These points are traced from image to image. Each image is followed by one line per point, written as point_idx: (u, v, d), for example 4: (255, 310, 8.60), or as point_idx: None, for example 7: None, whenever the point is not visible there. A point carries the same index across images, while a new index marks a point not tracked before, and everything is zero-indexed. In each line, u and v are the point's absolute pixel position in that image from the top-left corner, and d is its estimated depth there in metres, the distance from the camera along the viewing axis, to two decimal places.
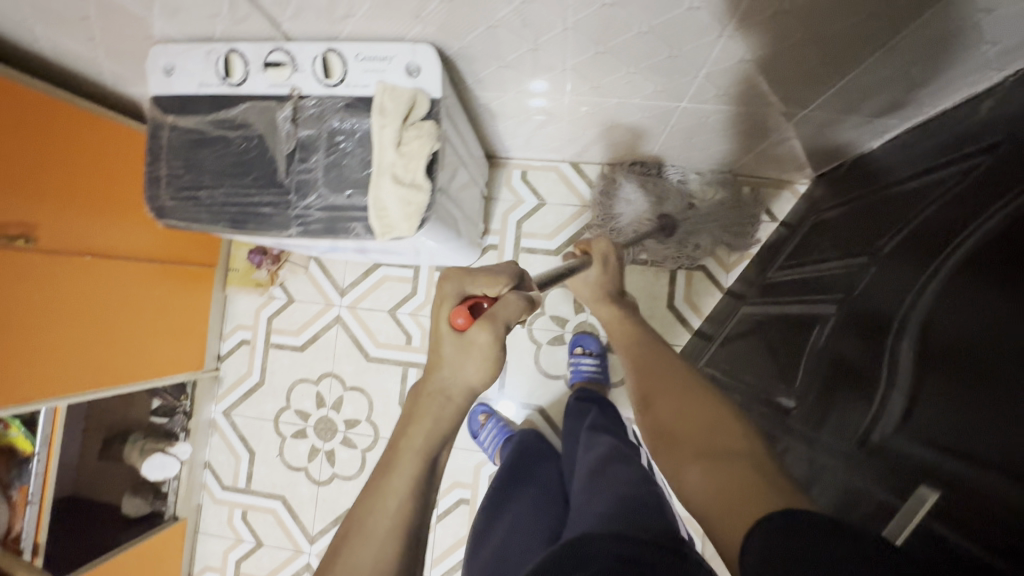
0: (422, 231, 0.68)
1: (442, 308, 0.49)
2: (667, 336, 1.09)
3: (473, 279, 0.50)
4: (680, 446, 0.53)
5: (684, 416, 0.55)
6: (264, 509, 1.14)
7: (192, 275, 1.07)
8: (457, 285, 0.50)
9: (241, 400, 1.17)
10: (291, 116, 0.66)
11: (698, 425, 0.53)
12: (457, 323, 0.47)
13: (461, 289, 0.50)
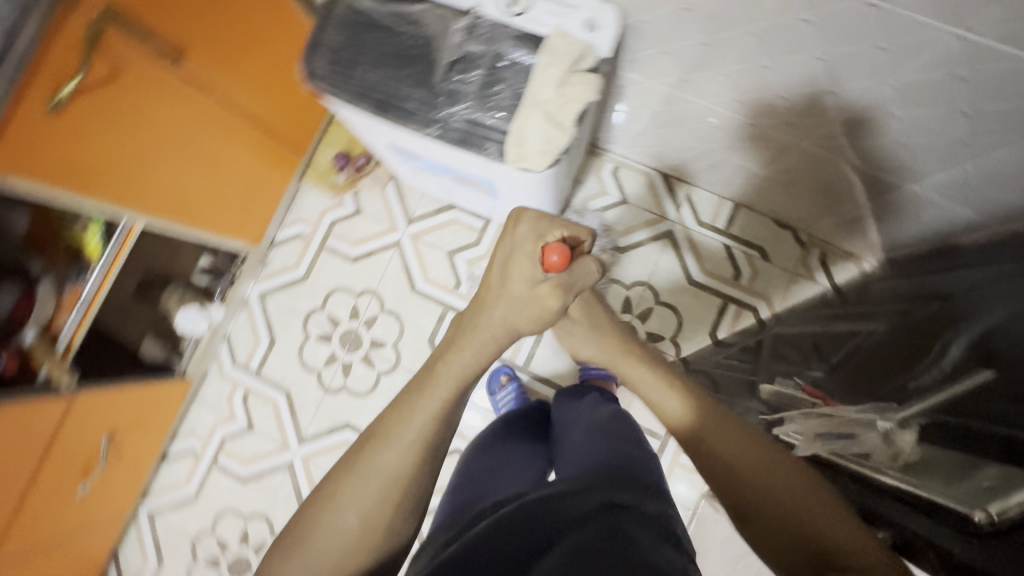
0: (546, 172, 0.71)
1: (532, 245, 0.59)
2: (687, 341, 1.12)
3: (554, 228, 0.60)
4: (753, 516, 0.49)
5: (775, 499, 0.48)
6: (267, 398, 1.16)
7: (282, 156, 1.09)
8: (542, 230, 0.60)
9: (280, 288, 1.19)
10: (465, 28, 0.70)
11: (804, 512, 0.46)
12: (550, 258, 0.57)
13: (541, 234, 0.59)
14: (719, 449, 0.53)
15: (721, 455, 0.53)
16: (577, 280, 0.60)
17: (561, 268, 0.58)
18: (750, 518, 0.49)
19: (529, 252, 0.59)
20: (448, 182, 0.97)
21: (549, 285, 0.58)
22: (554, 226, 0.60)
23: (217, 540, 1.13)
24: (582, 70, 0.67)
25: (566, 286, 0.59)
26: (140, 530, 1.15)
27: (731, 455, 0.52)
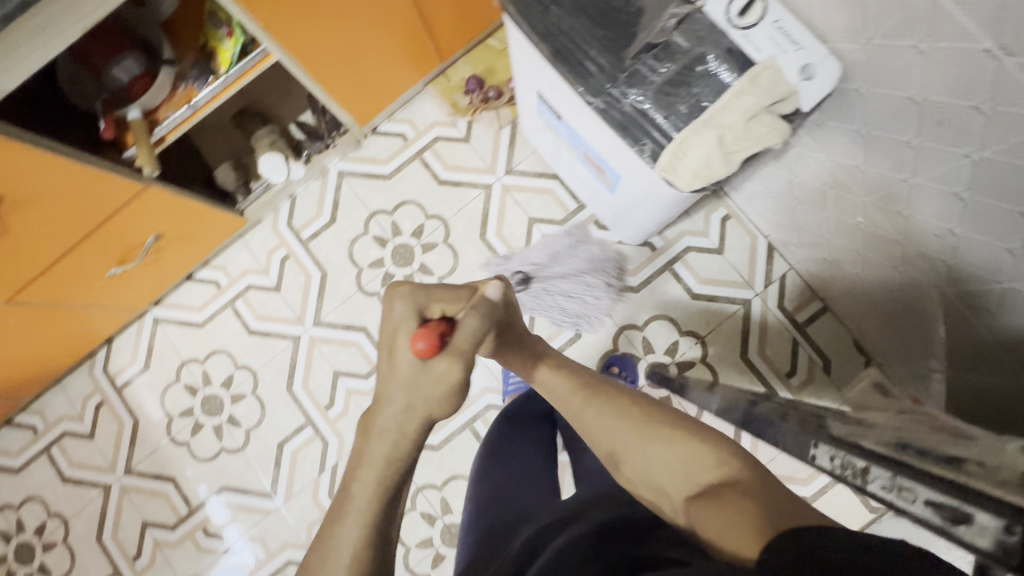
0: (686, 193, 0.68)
1: (403, 333, 0.49)
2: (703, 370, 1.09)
3: (433, 298, 0.50)
4: (657, 479, 0.51)
5: (672, 459, 0.51)
6: (304, 269, 1.16)
7: (426, 53, 1.06)
8: (417, 305, 0.50)
9: (360, 174, 1.17)
10: (681, 16, 0.65)
11: (696, 464, 0.49)
12: (418, 347, 0.46)
13: (421, 309, 0.50)
14: (598, 426, 0.57)
15: (603, 434, 0.57)
16: (463, 347, 0.49)
17: (436, 349, 0.47)
18: (650, 483, 0.51)
19: (405, 337, 0.48)
20: (570, 156, 0.93)
21: (435, 365, 0.47)
22: (433, 296, 0.51)
23: (203, 373, 1.16)
24: (774, 113, 0.62)
25: (459, 355, 0.48)
26: (140, 330, 1.18)
27: (615, 425, 0.56)
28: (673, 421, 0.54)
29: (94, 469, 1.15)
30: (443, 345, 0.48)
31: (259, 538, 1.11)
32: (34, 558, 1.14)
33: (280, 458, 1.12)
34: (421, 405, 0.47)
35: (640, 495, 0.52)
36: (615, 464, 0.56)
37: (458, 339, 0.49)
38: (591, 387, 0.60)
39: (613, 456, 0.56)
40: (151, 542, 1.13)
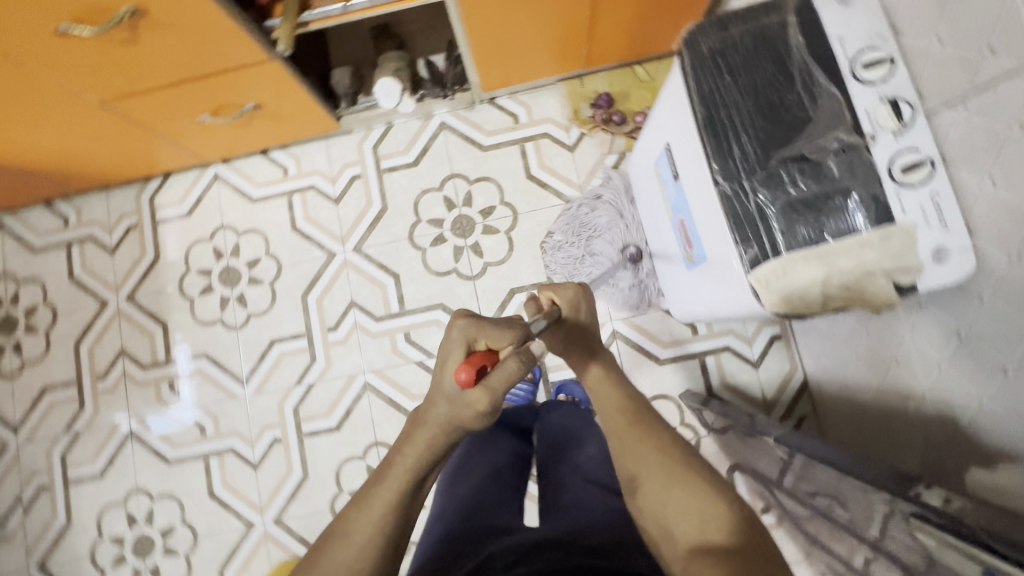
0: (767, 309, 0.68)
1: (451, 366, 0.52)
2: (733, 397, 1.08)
3: (481, 329, 0.53)
4: (667, 523, 0.48)
5: (691, 507, 0.48)
6: (368, 195, 1.16)
7: (576, 53, 1.05)
8: (467, 332, 0.53)
9: (460, 134, 1.16)
10: (845, 144, 0.61)
11: (710, 518, 0.46)
12: (460, 377, 0.50)
13: (468, 338, 0.53)
14: (630, 450, 0.54)
15: (632, 460, 0.53)
16: (502, 381, 0.50)
17: (475, 377, 0.50)
18: (658, 521, 0.49)
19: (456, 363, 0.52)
20: (663, 217, 0.91)
21: (472, 393, 0.50)
22: (484, 330, 0.54)
23: (235, 243, 1.17)
24: (890, 280, 0.60)
25: (495, 390, 0.50)
26: (198, 178, 1.19)
27: (652, 457, 0.52)
28: (695, 465, 0.51)
29: (101, 282, 1.18)
30: (483, 377, 0.50)
31: (214, 415, 1.12)
32: (13, 335, 1.18)
33: (267, 353, 1.13)
34: (466, 407, 0.50)
35: (644, 529, 0.51)
36: (631, 488, 0.53)
37: (496, 374, 0.50)
38: (637, 415, 0.57)
39: (631, 479, 0.53)
40: (120, 371, 1.15)
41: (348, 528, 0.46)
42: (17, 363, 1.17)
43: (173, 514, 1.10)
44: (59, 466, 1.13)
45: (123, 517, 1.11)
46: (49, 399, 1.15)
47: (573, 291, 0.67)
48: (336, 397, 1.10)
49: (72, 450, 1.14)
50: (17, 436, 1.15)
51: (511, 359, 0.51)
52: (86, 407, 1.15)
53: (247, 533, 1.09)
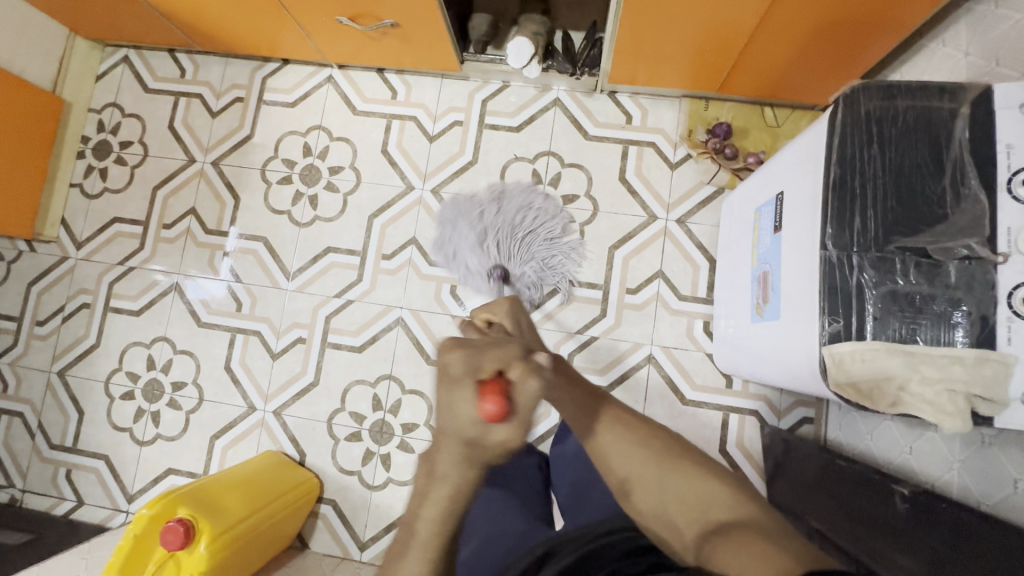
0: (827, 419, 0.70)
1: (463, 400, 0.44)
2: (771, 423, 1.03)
3: (488, 357, 0.45)
4: (666, 512, 0.53)
5: (687, 493, 0.53)
6: (462, 144, 1.16)
7: (716, 76, 1.02)
8: (475, 366, 0.45)
9: (570, 116, 1.14)
10: (971, 255, 0.58)
11: (710, 501, 0.52)
12: (487, 410, 0.42)
13: (479, 373, 0.44)
14: (614, 454, 0.59)
15: (619, 463, 0.58)
16: (529, 404, 0.44)
17: (505, 408, 0.43)
18: (657, 514, 0.53)
19: (473, 404, 0.43)
20: (745, 265, 0.88)
21: (502, 428, 0.43)
22: (491, 356, 0.46)
23: (324, 146, 1.19)
24: (970, 408, 0.57)
25: (527, 410, 0.44)
26: (313, 75, 1.21)
27: (637, 454, 0.58)
28: (686, 457, 0.58)
29: (195, 139, 1.23)
30: (510, 408, 0.43)
31: (253, 296, 1.17)
32: (105, 160, 1.24)
33: (320, 258, 1.16)
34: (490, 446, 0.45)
35: (646, 527, 0.54)
36: (625, 490, 0.57)
37: (525, 401, 0.44)
38: (611, 415, 0.64)
39: (624, 482, 0.57)
40: (185, 227, 1.20)
41: None
42: (99, 186, 1.24)
43: (188, 371, 1.16)
44: (105, 292, 1.20)
45: (144, 358, 1.17)
46: (116, 229, 1.22)
47: (504, 307, 0.76)
48: (368, 320, 1.13)
49: (120, 282, 1.20)
50: (78, 252, 1.22)
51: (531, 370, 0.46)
52: (145, 248, 1.21)
53: (247, 413, 1.13)
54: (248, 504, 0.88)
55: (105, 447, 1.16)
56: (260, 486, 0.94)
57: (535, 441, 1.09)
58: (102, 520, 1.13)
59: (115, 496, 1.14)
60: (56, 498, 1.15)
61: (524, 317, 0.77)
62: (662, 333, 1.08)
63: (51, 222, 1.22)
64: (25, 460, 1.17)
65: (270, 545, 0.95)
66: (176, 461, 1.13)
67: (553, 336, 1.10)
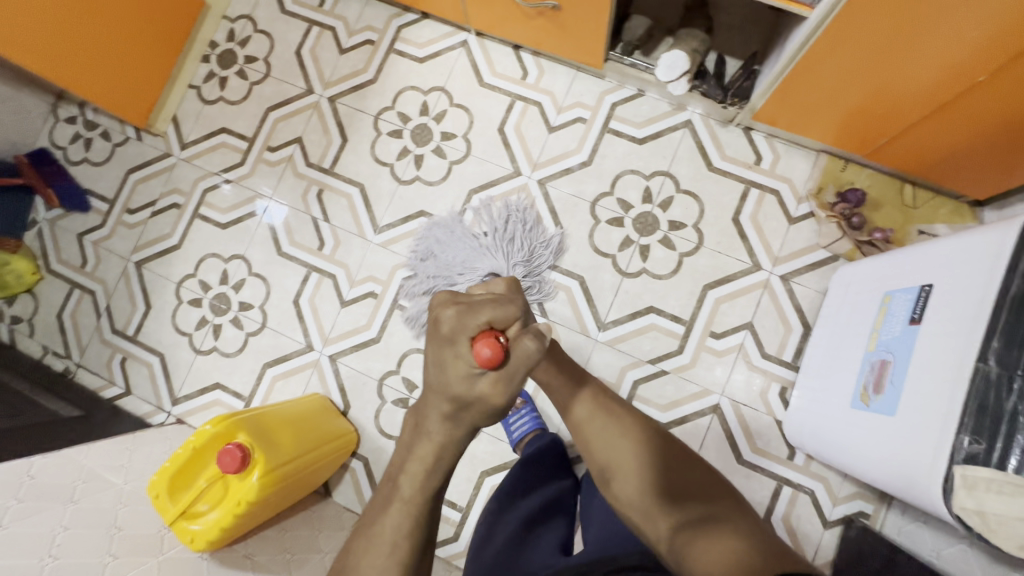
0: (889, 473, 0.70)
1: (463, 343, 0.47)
2: (829, 517, 0.98)
3: (479, 312, 0.47)
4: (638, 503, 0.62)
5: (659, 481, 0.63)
6: (580, 141, 1.12)
7: (869, 142, 0.96)
8: (466, 319, 0.48)
9: (699, 144, 1.09)
10: None
11: (706, 502, 0.61)
12: (482, 355, 0.45)
13: (470, 324, 0.47)
14: (597, 442, 0.66)
15: (603, 451, 0.66)
16: (518, 361, 0.46)
17: (499, 355, 0.45)
18: (635, 507, 0.62)
19: (462, 353, 0.47)
20: (856, 346, 0.84)
21: (495, 373, 0.46)
22: (481, 311, 0.48)
23: (442, 109, 1.17)
24: None
25: (520, 362, 0.46)
26: (449, 36, 1.19)
27: (617, 440, 0.66)
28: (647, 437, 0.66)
29: (317, 72, 1.22)
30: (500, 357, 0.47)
31: (337, 239, 1.16)
32: (228, 70, 1.25)
33: (411, 219, 1.14)
34: (481, 386, 0.47)
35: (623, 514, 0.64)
36: (607, 477, 0.65)
37: (515, 353, 0.46)
38: (600, 403, 0.69)
39: (606, 469, 0.65)
40: (289, 154, 1.20)
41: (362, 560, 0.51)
42: (216, 94, 1.24)
43: (257, 295, 1.16)
44: (197, 197, 1.21)
45: (218, 271, 1.18)
46: (221, 139, 1.23)
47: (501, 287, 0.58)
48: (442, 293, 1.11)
49: (213, 192, 1.21)
50: (181, 152, 1.23)
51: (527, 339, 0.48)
52: (245, 165, 1.21)
53: (303, 351, 1.14)
54: (297, 445, 0.88)
55: (161, 346, 1.18)
56: (308, 430, 0.94)
57: (576, 457, 1.06)
58: (144, 414, 1.16)
59: (161, 395, 1.17)
60: (106, 380, 1.18)
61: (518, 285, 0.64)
62: (735, 386, 1.03)
63: (163, 117, 1.24)
64: (87, 336, 1.20)
65: (300, 491, 0.94)
66: (225, 377, 1.15)
67: (623, 358, 1.06)
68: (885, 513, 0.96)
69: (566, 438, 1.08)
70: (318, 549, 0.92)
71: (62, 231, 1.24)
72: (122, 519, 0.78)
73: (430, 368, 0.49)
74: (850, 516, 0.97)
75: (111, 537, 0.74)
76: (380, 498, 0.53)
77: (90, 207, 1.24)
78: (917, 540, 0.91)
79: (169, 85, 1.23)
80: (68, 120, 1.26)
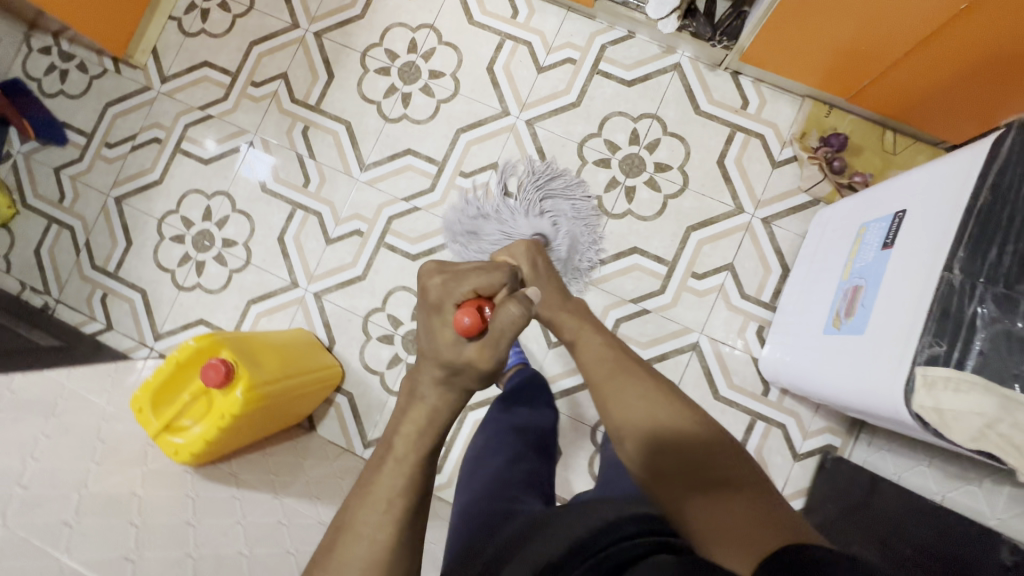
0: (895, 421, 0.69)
1: (449, 313, 0.50)
2: (799, 451, 1.02)
3: (463, 281, 0.52)
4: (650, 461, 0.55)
5: (672, 444, 0.55)
6: (569, 82, 1.12)
7: (855, 83, 0.97)
8: (447, 289, 0.52)
9: (688, 88, 1.10)
10: None
11: (714, 469, 0.52)
12: (461, 321, 0.48)
13: (455, 292, 0.51)
14: (612, 403, 0.61)
15: (617, 407, 0.60)
16: (497, 329, 0.48)
17: (474, 325, 0.48)
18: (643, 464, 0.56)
19: (449, 321, 0.50)
20: (831, 276, 0.86)
21: (475, 340, 0.48)
22: (466, 280, 0.52)
23: (431, 47, 1.15)
24: None
25: (501, 330, 0.48)
26: None
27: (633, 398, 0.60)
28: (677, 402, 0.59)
29: (303, 5, 1.19)
30: (484, 321, 0.48)
31: (323, 177, 1.15)
32: (210, 2, 1.21)
33: (398, 157, 1.13)
34: (467, 367, 0.49)
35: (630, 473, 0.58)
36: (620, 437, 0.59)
37: (499, 318, 0.48)
38: (619, 361, 0.66)
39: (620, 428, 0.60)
40: (273, 89, 1.18)
41: (353, 522, 0.47)
42: (197, 26, 1.21)
43: (241, 231, 1.15)
44: (179, 132, 1.19)
45: (201, 207, 1.17)
46: (203, 73, 1.20)
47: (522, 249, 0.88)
48: (429, 232, 1.11)
49: (196, 126, 1.18)
50: (162, 85, 1.20)
51: (512, 307, 0.49)
52: (228, 100, 1.18)
53: (289, 287, 1.13)
54: (281, 368, 0.88)
55: (143, 282, 1.17)
56: (293, 357, 0.94)
57: (557, 393, 1.09)
58: (126, 349, 1.15)
59: (143, 330, 1.16)
60: (87, 316, 1.17)
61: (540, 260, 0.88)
62: (714, 325, 1.06)
63: (144, 48, 1.20)
64: (66, 272, 1.19)
65: (282, 418, 0.95)
66: (209, 313, 1.15)
67: (606, 296, 1.07)
68: (854, 443, 1.00)
69: (549, 375, 1.10)
70: (302, 473, 0.93)
71: (38, 165, 1.21)
72: (104, 434, 0.78)
73: (424, 337, 0.52)
74: (819, 448, 1.02)
75: (94, 448, 0.74)
76: (372, 459, 0.51)
77: (66, 140, 1.21)
78: (878, 457, 0.95)
79: (148, 15, 1.19)
80: (42, 51, 1.22)
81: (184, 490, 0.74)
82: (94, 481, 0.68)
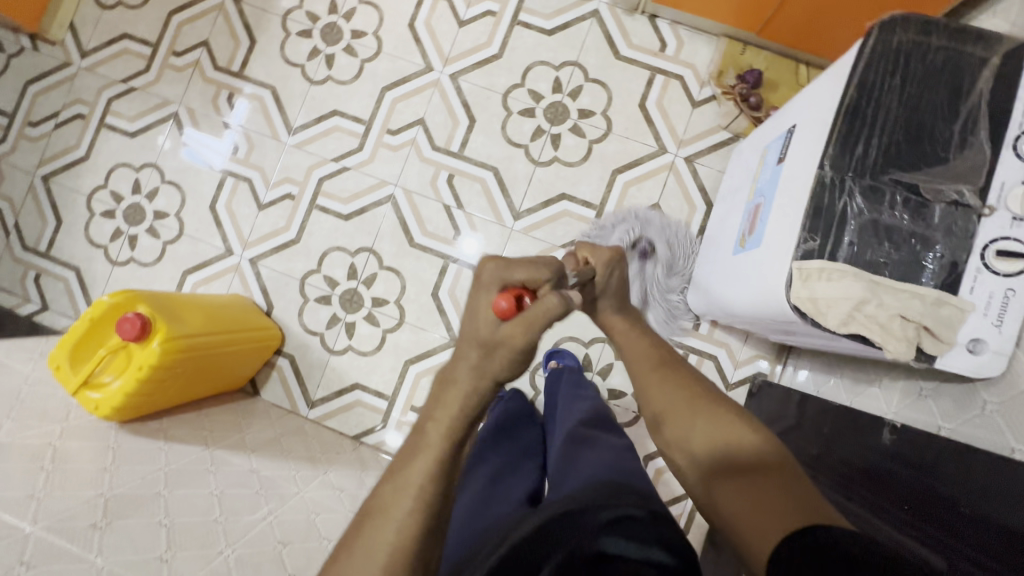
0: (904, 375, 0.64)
1: (488, 295, 0.47)
2: (730, 380, 1.05)
3: (514, 266, 0.49)
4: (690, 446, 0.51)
5: (712, 432, 0.50)
6: (490, 35, 1.13)
7: (761, 17, 0.98)
8: (499, 273, 0.48)
9: (606, 34, 1.11)
10: (959, 197, 0.60)
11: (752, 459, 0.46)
12: (499, 304, 0.45)
13: (503, 276, 0.48)
14: (651, 392, 0.57)
15: (658, 399, 0.56)
16: (536, 316, 0.45)
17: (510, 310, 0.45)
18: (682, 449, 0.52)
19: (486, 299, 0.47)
20: (741, 199, 0.88)
21: (508, 327, 0.45)
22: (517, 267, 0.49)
23: (351, 7, 1.15)
24: (917, 342, 0.59)
25: (534, 322, 0.45)
26: None
27: (671, 391, 0.55)
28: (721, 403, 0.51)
29: None
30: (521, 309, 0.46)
31: (251, 143, 1.14)
32: None
33: (324, 119, 1.13)
34: (499, 349, 0.45)
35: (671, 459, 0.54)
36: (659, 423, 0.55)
37: (538, 309, 0.45)
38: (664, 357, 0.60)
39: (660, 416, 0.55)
40: (196, 58, 1.17)
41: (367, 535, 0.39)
42: None
43: (173, 203, 1.15)
44: (102, 107, 1.17)
45: (130, 180, 1.16)
46: (124, 46, 1.18)
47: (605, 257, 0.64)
48: (360, 191, 1.12)
49: (119, 100, 1.17)
50: (82, 61, 1.18)
51: (552, 301, 0.46)
52: (150, 72, 1.17)
53: (224, 255, 1.13)
54: (208, 325, 0.89)
55: (76, 259, 1.16)
56: (223, 317, 0.95)
57: None
58: (64, 328, 1.14)
59: (80, 308, 1.15)
60: (21, 298, 1.16)
61: (617, 276, 0.64)
62: None
63: (60, 23, 1.18)
64: None
65: (216, 377, 0.95)
66: (145, 286, 1.14)
67: (538, 244, 1.09)
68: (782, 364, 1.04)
69: None
70: (239, 430, 0.94)
71: None
72: (24, 394, 0.78)
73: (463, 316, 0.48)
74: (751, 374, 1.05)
75: (11, 405, 0.74)
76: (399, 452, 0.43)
77: None
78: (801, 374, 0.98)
79: None
80: None
81: (107, 443, 0.75)
82: (8, 432, 0.68)
